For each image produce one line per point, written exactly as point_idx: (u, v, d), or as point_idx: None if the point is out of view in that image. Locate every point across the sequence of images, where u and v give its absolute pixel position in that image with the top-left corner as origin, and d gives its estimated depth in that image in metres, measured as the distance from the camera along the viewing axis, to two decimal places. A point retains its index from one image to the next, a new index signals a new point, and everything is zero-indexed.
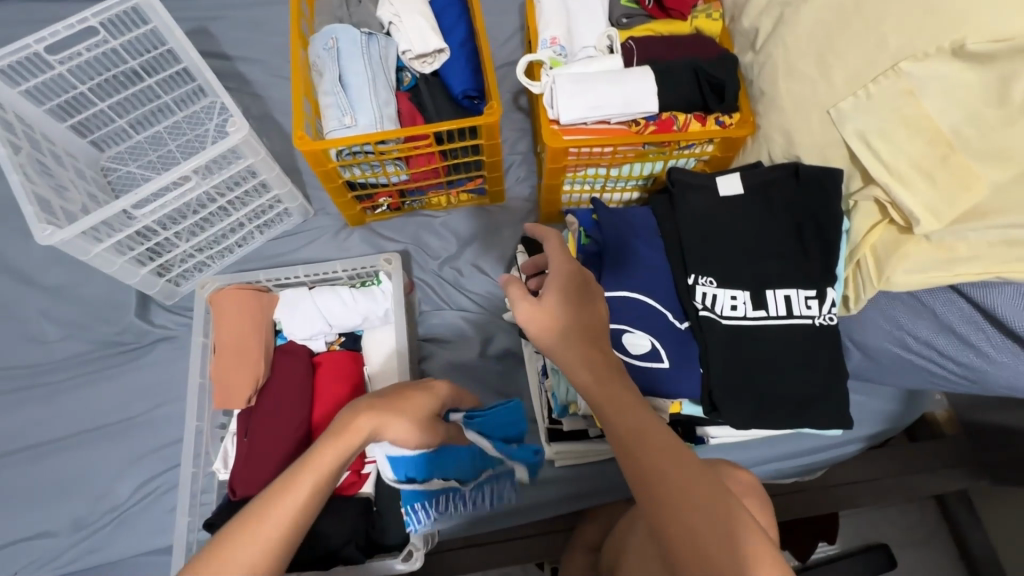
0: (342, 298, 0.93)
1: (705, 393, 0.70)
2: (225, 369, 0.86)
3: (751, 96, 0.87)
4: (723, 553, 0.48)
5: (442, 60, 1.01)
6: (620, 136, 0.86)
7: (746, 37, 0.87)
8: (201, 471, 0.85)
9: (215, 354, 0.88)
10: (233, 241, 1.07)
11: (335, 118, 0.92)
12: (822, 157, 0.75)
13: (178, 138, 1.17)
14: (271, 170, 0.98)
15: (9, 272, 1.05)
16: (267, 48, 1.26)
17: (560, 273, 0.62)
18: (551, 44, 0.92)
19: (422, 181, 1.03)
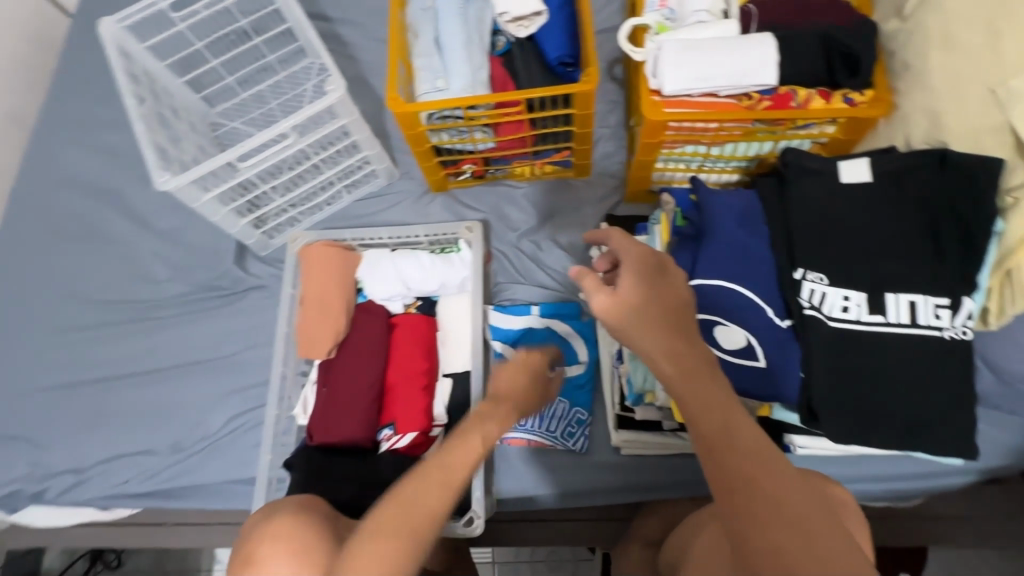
0: (421, 263, 0.94)
1: (803, 400, 0.64)
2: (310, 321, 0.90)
3: (890, 69, 0.75)
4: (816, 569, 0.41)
5: (539, 23, 0.96)
6: (728, 109, 0.78)
7: (892, 1, 0.75)
8: (283, 414, 0.90)
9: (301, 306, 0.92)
10: (323, 199, 1.11)
11: (427, 81, 0.93)
12: (975, 145, 0.65)
13: (278, 97, 1.22)
14: (363, 131, 1.00)
15: (131, 214, 1.16)
16: (365, 10, 1.27)
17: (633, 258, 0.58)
18: (659, 7, 0.86)
19: (508, 150, 1.01)
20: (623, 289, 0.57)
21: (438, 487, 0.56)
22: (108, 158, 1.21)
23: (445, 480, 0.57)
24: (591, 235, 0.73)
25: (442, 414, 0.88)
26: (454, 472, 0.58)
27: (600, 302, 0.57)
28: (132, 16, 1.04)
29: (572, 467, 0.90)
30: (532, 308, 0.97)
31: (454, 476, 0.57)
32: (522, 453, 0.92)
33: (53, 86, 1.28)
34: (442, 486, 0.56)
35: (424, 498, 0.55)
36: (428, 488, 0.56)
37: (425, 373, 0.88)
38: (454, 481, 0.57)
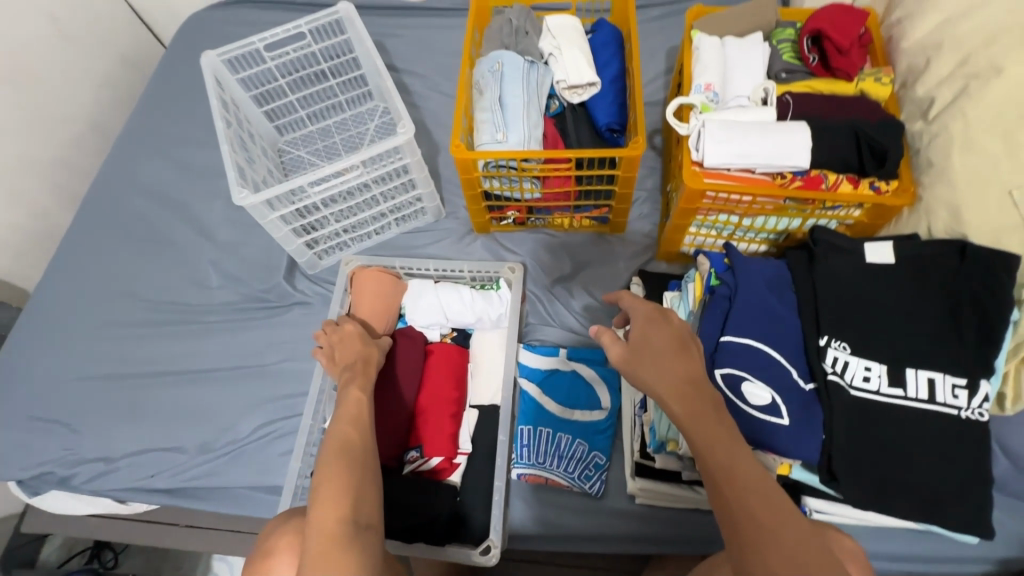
0: (462, 296, 1.00)
1: (824, 459, 0.66)
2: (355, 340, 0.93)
3: (914, 164, 0.82)
4: None
5: (592, 92, 1.07)
6: (761, 186, 0.86)
7: (918, 103, 0.83)
8: (316, 426, 0.95)
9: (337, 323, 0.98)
10: (373, 229, 1.19)
11: (488, 133, 1.00)
12: (994, 241, 0.71)
13: (343, 133, 1.33)
14: (421, 172, 1.09)
15: (195, 224, 1.25)
16: (431, 65, 1.40)
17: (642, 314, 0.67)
18: (705, 89, 0.94)
19: (552, 202, 1.09)
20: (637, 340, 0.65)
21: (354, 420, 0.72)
22: (181, 171, 1.32)
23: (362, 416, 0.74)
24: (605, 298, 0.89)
25: (466, 443, 0.92)
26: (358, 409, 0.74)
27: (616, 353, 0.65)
28: (230, 52, 1.17)
29: (586, 511, 0.92)
30: (561, 350, 1.02)
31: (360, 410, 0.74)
32: (537, 492, 0.94)
33: (141, 103, 1.41)
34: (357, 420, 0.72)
35: (350, 420, 0.72)
36: (350, 422, 0.71)
37: (456, 401, 0.92)
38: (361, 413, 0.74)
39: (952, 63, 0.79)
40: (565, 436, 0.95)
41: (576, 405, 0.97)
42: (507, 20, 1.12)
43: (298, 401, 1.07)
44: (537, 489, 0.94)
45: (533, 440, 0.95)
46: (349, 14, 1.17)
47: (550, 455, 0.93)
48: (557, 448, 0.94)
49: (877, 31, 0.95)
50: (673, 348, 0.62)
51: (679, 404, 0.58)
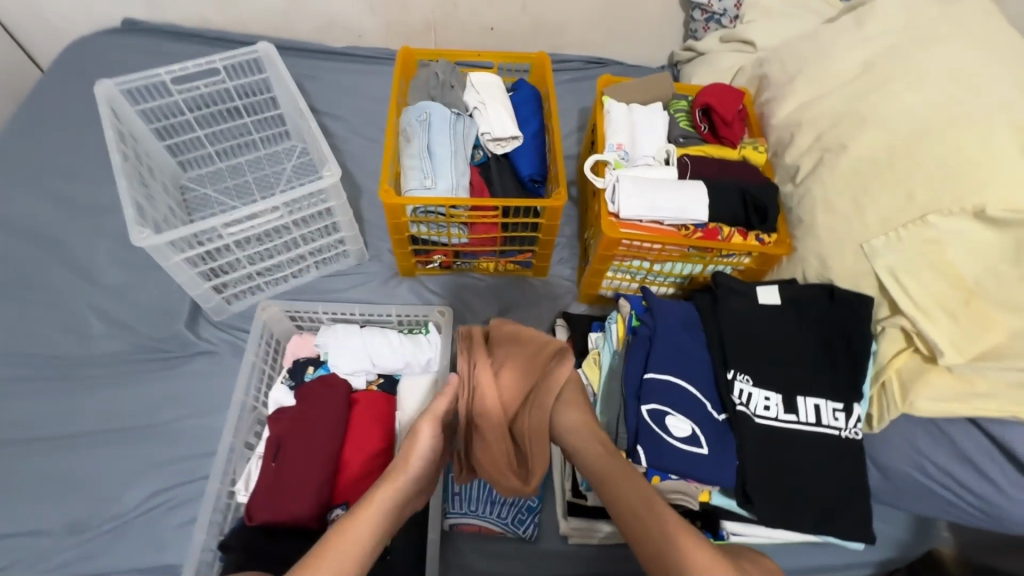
0: (390, 342, 0.96)
1: (740, 484, 0.74)
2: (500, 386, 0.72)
3: (788, 220, 0.97)
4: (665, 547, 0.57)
5: (514, 145, 1.13)
6: (669, 236, 0.95)
7: (787, 170, 0.99)
8: (223, 490, 0.85)
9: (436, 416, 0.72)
10: (290, 272, 1.13)
11: (416, 179, 1.02)
12: (852, 284, 0.84)
13: (256, 171, 1.27)
14: (345, 214, 1.07)
15: (72, 265, 1.10)
16: (351, 108, 1.40)
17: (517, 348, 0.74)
18: (617, 148, 1.04)
19: (478, 247, 1.12)
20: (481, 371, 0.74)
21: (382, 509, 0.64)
22: (58, 206, 1.17)
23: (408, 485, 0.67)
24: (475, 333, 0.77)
25: None
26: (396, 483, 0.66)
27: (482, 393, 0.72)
28: (131, 81, 1.09)
29: (521, 557, 0.91)
30: None
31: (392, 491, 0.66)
32: (472, 542, 0.91)
33: (10, 130, 1.25)
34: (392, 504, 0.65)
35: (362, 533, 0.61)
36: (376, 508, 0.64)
37: (383, 450, 0.89)
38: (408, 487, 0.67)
39: (811, 137, 0.96)
40: None
41: None
42: (433, 73, 1.17)
43: (199, 463, 0.95)
44: (472, 538, 0.92)
45: (464, 487, 0.92)
46: (269, 54, 1.15)
47: (481, 500, 0.91)
48: (489, 494, 0.92)
49: (751, 108, 1.13)
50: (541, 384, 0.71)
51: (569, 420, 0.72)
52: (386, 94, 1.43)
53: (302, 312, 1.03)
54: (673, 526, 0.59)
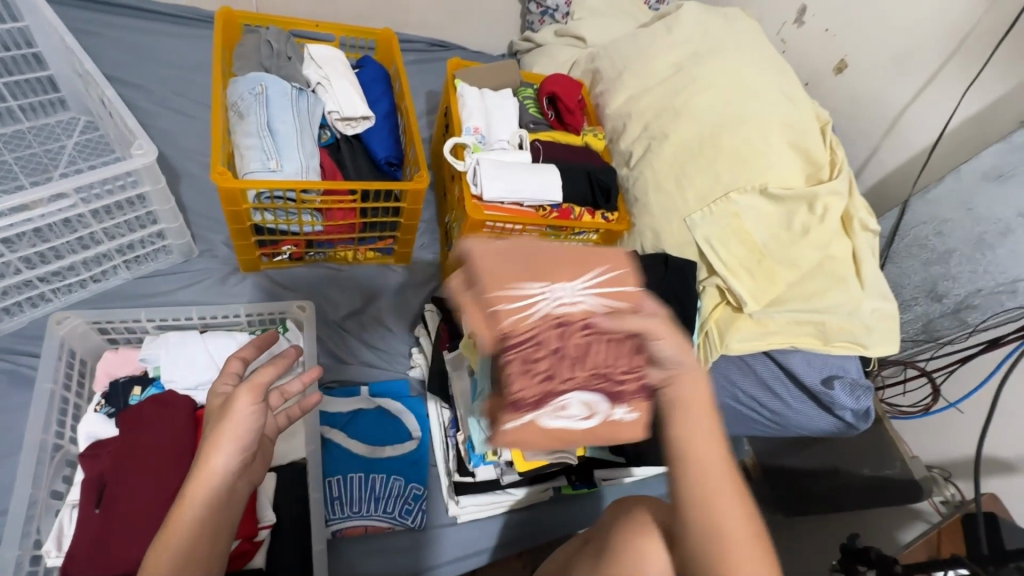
0: (239, 344, 0.84)
1: None
2: (614, 417, 0.48)
3: (626, 200, 1.10)
4: (696, 507, 0.46)
5: (366, 126, 1.07)
6: (528, 217, 1.01)
7: (622, 155, 1.11)
8: (25, 557, 0.67)
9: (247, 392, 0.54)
10: (88, 275, 0.92)
11: (257, 160, 0.90)
12: (681, 252, 0.99)
13: (18, 149, 1.00)
14: (165, 203, 0.90)
15: None
16: (153, 75, 1.17)
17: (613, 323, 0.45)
18: (474, 132, 1.06)
19: (334, 235, 1.04)
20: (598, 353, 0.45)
21: (176, 550, 0.47)
22: None
23: (216, 519, 0.50)
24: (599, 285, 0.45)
25: (269, 514, 0.76)
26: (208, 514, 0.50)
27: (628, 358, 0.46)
28: None
29: (410, 547, 0.89)
30: (361, 389, 0.97)
31: (201, 529, 0.49)
32: (357, 545, 0.87)
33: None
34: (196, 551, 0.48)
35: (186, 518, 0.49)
36: (156, 566, 0.46)
37: None
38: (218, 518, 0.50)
39: (639, 127, 1.10)
40: (379, 477, 0.90)
41: (384, 440, 0.94)
42: (265, 41, 1.04)
43: None
44: (357, 540, 0.88)
45: (345, 491, 0.88)
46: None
47: (361, 499, 0.88)
48: (372, 491, 0.89)
49: (588, 99, 1.24)
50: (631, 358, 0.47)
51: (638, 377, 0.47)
52: (199, 61, 1.22)
53: (116, 322, 0.85)
54: (702, 447, 0.47)
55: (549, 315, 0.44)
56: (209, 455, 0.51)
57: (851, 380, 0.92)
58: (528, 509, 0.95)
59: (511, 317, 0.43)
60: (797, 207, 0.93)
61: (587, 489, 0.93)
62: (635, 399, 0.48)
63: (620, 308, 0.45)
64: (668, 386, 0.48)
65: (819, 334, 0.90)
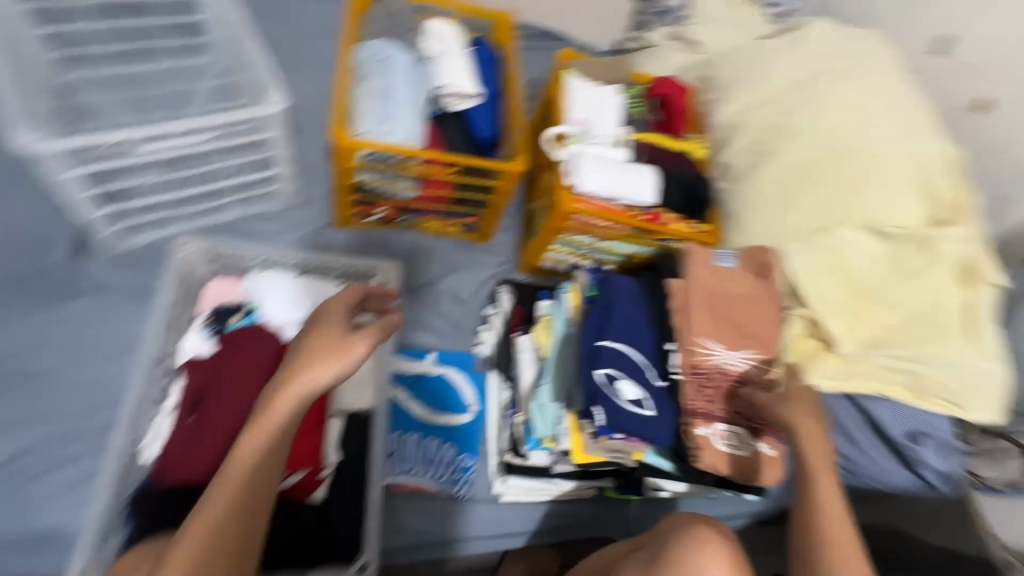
0: (330, 294, 0.92)
1: (676, 442, 0.82)
2: (757, 450, 0.83)
3: (721, 213, 1.05)
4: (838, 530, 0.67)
5: (472, 103, 1.09)
6: (618, 215, 1.00)
7: (722, 168, 1.07)
8: (130, 446, 0.77)
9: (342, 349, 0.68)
10: (204, 207, 0.99)
11: (372, 122, 0.96)
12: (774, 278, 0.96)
13: (161, 85, 1.10)
14: (282, 150, 0.96)
15: None
16: (281, 31, 1.24)
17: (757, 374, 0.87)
18: (576, 124, 1.06)
19: (426, 204, 1.07)
20: (794, 395, 0.77)
21: (260, 439, 0.65)
22: None
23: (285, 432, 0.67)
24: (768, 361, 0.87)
25: (335, 453, 0.84)
26: (284, 425, 0.66)
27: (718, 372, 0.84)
28: None
29: (454, 514, 0.92)
30: (428, 354, 1.00)
31: (277, 434, 0.66)
32: (405, 503, 0.91)
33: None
34: (259, 463, 0.66)
35: (272, 422, 0.65)
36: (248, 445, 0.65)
37: (319, 409, 0.83)
38: (285, 437, 0.66)
39: (747, 141, 1.06)
40: (434, 441, 0.94)
41: (444, 407, 0.96)
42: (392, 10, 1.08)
43: (87, 417, 0.82)
44: (406, 498, 0.91)
45: (401, 447, 0.92)
46: None
47: (414, 460, 0.92)
48: (426, 454, 0.93)
49: (695, 105, 1.20)
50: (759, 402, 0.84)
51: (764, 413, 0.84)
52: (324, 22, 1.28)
53: (228, 253, 0.92)
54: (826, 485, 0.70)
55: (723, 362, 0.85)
56: (298, 382, 0.67)
57: (944, 441, 0.90)
58: (571, 503, 0.96)
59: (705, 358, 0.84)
60: (906, 249, 0.89)
61: (631, 495, 0.93)
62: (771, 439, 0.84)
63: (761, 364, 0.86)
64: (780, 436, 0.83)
65: (912, 385, 0.87)
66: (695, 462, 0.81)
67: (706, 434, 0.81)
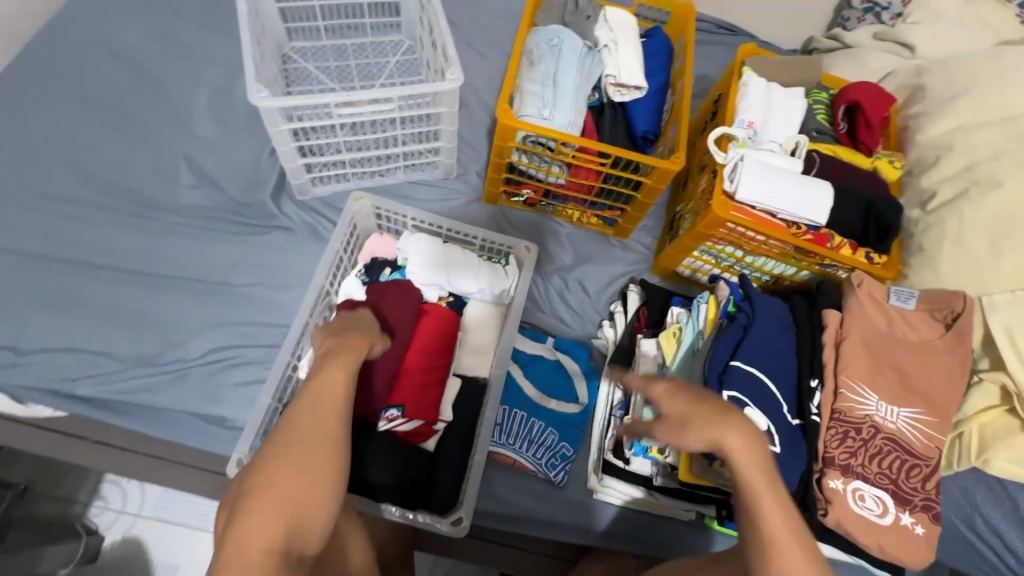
0: (470, 263, 0.96)
1: (802, 489, 0.73)
2: (902, 521, 0.72)
3: (904, 246, 0.92)
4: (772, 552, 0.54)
5: (635, 96, 1.07)
6: (777, 230, 0.91)
7: (919, 194, 0.92)
8: (290, 364, 0.88)
9: (352, 333, 0.71)
10: (377, 169, 1.11)
11: (534, 106, 0.97)
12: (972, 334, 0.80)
13: (360, 58, 1.25)
14: (451, 125, 1.03)
15: (170, 109, 1.11)
16: (466, 14, 1.33)
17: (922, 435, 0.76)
18: (747, 126, 0.98)
19: (571, 192, 1.09)
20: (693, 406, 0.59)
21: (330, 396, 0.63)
22: (162, 43, 1.17)
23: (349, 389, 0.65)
24: (935, 424, 0.77)
25: (448, 411, 0.89)
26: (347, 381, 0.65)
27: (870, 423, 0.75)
28: None
29: (547, 497, 0.94)
30: (548, 338, 1.03)
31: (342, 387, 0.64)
32: (503, 474, 0.94)
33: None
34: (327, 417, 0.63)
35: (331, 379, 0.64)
36: (324, 402, 0.62)
37: (443, 367, 0.89)
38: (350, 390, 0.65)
39: (959, 165, 0.90)
40: (539, 423, 0.95)
41: (555, 392, 0.97)
42: None
43: (265, 331, 0.99)
44: (504, 468, 0.95)
45: (506, 420, 0.95)
46: None
47: (517, 435, 0.94)
48: (529, 433, 0.94)
49: (894, 118, 1.05)
50: (914, 467, 0.75)
51: (921, 481, 0.74)
52: (504, 8, 1.35)
53: (390, 213, 1.03)
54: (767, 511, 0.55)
55: (877, 416, 0.76)
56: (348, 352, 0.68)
57: None
58: (667, 519, 0.93)
59: (857, 406, 0.76)
60: None
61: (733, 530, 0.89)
62: (919, 513, 0.73)
63: (926, 423, 0.76)
64: (933, 505, 0.73)
65: None
66: (822, 516, 0.72)
67: (838, 488, 0.72)
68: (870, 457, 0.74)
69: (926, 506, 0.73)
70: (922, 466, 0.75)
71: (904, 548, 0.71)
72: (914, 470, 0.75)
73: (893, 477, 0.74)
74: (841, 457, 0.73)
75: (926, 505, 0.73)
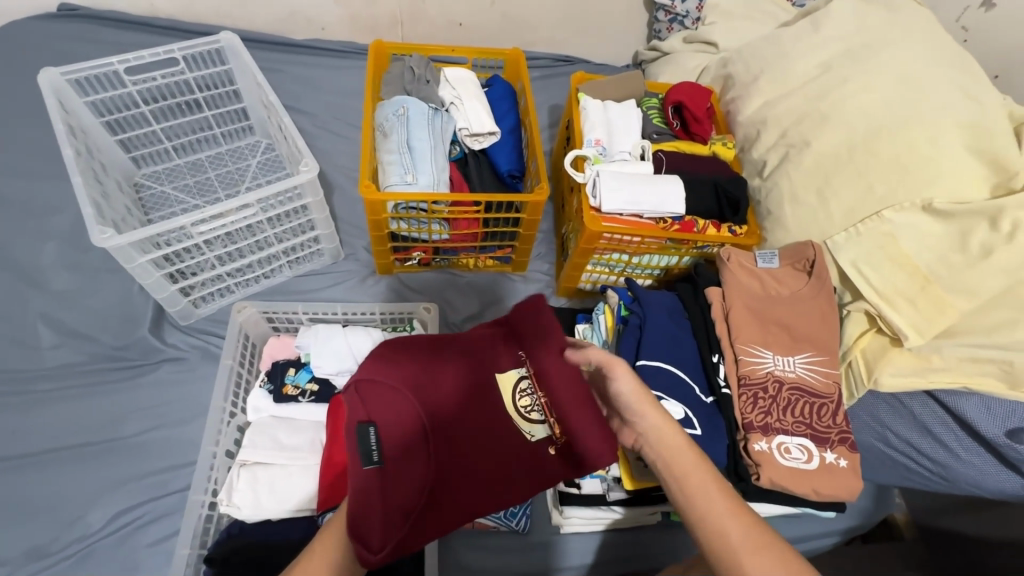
0: (374, 339, 0.93)
1: (732, 463, 0.78)
2: (827, 460, 0.78)
3: (757, 213, 1.02)
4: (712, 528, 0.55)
5: (491, 141, 1.13)
6: (647, 228, 0.98)
7: (755, 165, 1.04)
8: (207, 503, 0.84)
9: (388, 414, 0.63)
10: (261, 272, 1.09)
11: (397, 174, 1.00)
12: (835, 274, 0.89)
13: (218, 168, 1.22)
14: (322, 212, 1.03)
15: (14, 270, 1.03)
16: (317, 103, 1.36)
17: (821, 376, 0.83)
18: (595, 144, 1.07)
19: (458, 243, 1.11)
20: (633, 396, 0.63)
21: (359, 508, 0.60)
22: None
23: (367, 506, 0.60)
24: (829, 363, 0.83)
25: None
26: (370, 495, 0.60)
27: (773, 379, 0.81)
28: (80, 71, 1.04)
29: (514, 549, 0.91)
30: None
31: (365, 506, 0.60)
32: (464, 541, 0.91)
33: None
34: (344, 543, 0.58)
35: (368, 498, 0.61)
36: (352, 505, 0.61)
37: None
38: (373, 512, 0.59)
39: (776, 134, 1.02)
40: None
41: None
42: (408, 68, 1.15)
43: (173, 476, 0.91)
44: (465, 534, 0.91)
45: None
46: (233, 44, 1.10)
47: None
48: None
49: (717, 106, 1.17)
50: (822, 409, 0.80)
51: (832, 418, 0.80)
52: (354, 88, 1.39)
53: (279, 312, 1.01)
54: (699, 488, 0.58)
55: (775, 371, 0.82)
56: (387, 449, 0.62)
57: None
58: (632, 531, 0.93)
59: (757, 367, 0.82)
60: (976, 223, 0.78)
61: None
62: (839, 447, 0.78)
63: (820, 364, 0.83)
64: (848, 436, 0.79)
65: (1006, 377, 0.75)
66: (757, 480, 0.76)
67: (763, 449, 0.76)
68: (783, 411, 0.79)
69: (843, 440, 0.79)
70: (830, 404, 0.81)
71: (837, 484, 0.76)
72: (823, 408, 0.80)
73: (808, 423, 0.79)
74: (758, 418, 0.78)
75: (842, 439, 0.79)
